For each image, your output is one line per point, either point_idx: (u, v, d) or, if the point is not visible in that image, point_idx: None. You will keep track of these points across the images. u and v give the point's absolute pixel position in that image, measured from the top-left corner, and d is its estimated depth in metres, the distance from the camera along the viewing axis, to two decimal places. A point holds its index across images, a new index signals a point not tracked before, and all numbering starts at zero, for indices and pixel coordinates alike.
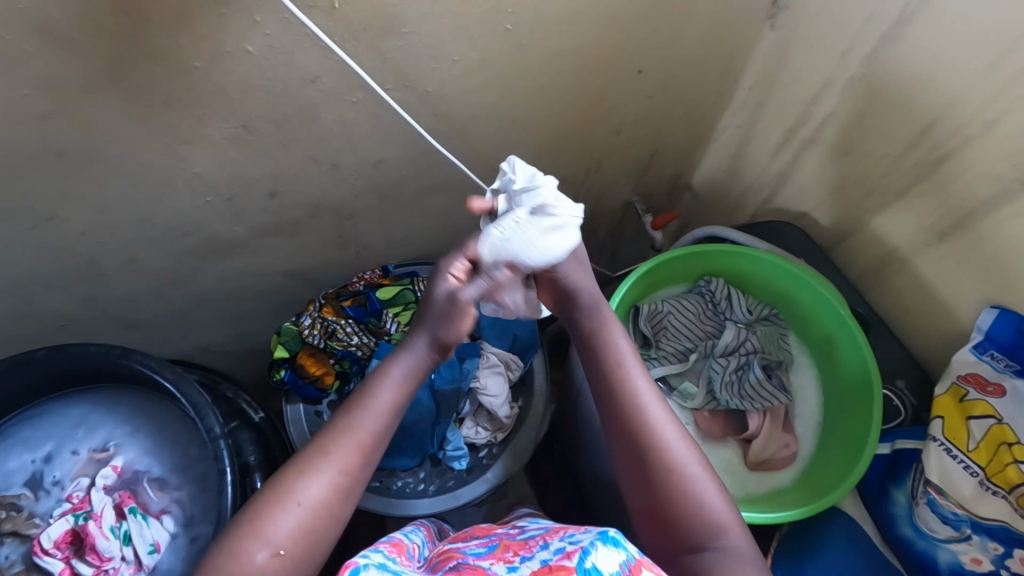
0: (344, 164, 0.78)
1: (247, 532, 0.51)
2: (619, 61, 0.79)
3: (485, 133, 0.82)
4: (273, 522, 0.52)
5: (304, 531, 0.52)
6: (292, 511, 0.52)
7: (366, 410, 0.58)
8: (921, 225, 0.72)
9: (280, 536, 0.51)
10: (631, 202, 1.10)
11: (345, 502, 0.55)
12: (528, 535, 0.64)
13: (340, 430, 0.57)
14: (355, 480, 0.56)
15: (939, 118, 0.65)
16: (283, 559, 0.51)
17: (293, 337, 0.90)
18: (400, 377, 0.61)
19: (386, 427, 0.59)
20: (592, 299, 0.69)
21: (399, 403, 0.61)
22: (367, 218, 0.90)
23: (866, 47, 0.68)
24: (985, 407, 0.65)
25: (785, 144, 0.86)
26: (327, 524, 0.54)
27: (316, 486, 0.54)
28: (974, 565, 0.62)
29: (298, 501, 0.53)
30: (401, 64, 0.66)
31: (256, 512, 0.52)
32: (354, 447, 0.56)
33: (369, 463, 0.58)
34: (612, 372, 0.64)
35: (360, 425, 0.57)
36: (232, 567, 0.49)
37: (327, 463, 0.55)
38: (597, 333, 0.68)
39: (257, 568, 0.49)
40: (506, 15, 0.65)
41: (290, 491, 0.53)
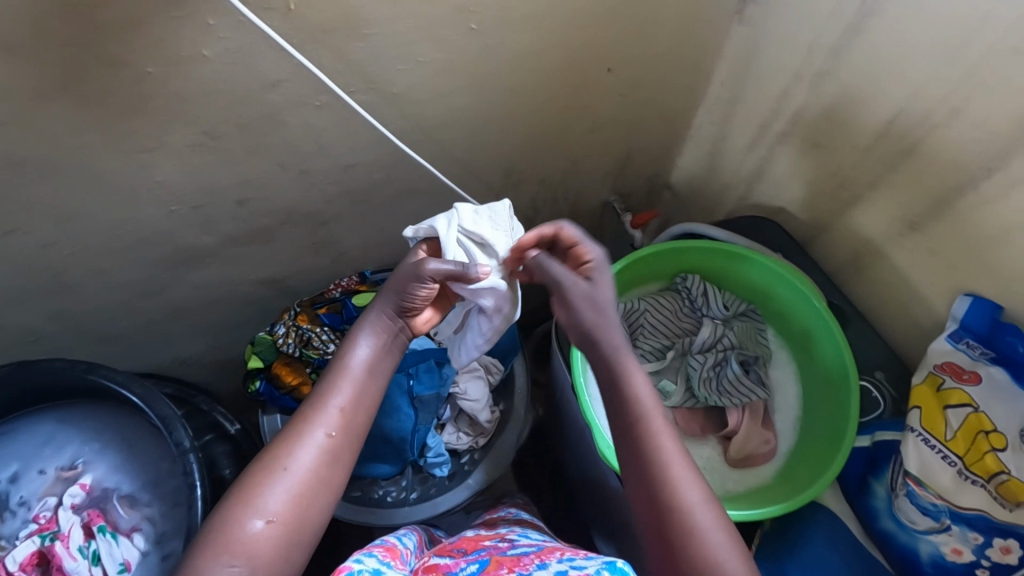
0: (313, 169, 0.76)
1: (238, 503, 0.50)
2: (588, 59, 0.79)
3: (457, 135, 0.81)
4: (261, 494, 0.51)
5: (294, 500, 0.52)
6: (280, 479, 0.52)
7: (342, 374, 0.59)
8: (893, 215, 0.72)
9: (272, 504, 0.51)
10: (610, 202, 1.10)
11: (336, 465, 0.55)
12: (520, 551, 0.63)
13: (326, 393, 0.57)
14: (344, 441, 0.56)
15: (905, 108, 0.64)
16: (278, 527, 0.50)
17: (268, 347, 0.89)
18: (372, 336, 0.62)
19: (367, 386, 0.59)
20: (614, 343, 0.60)
21: (379, 360, 0.62)
22: (342, 224, 0.89)
23: (832, 40, 0.68)
24: (961, 396, 0.64)
25: (759, 139, 0.86)
26: (320, 488, 0.53)
27: (305, 451, 0.54)
28: (955, 556, 0.61)
29: (286, 469, 0.52)
30: (364, 66, 0.65)
31: (245, 484, 0.52)
32: (333, 410, 0.56)
33: (356, 424, 0.57)
34: (631, 417, 0.56)
35: (336, 390, 0.57)
36: (221, 539, 0.49)
37: (310, 429, 0.55)
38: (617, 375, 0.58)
39: (251, 538, 0.49)
40: (469, 15, 0.65)
41: (276, 459, 0.53)
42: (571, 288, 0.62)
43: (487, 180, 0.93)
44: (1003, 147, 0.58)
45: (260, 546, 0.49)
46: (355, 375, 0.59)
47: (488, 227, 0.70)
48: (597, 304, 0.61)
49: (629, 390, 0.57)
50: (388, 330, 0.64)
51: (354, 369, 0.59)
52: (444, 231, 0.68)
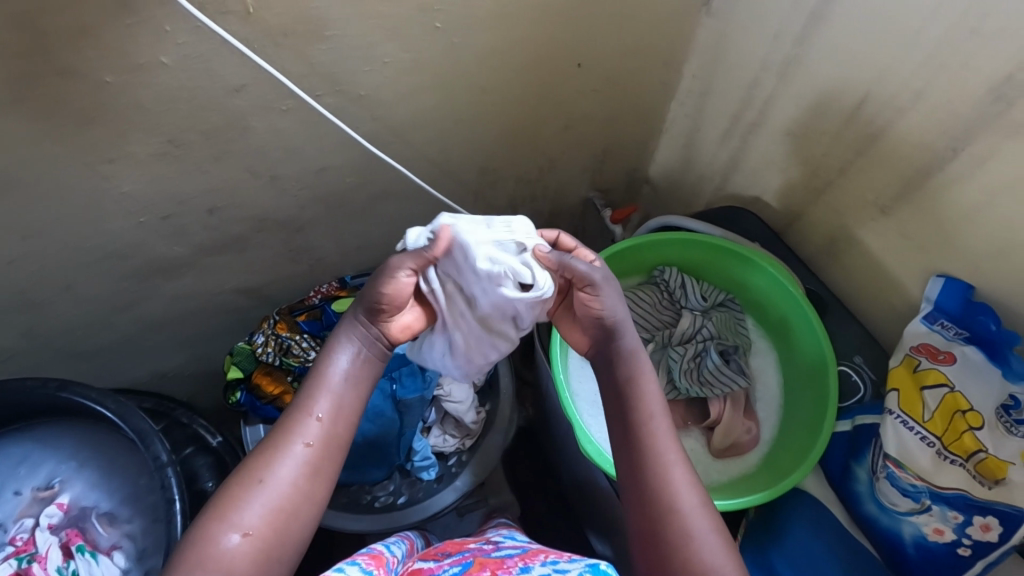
0: (284, 175, 0.76)
1: (215, 517, 0.50)
2: (556, 55, 0.79)
3: (430, 136, 0.81)
4: (237, 506, 0.50)
5: (272, 513, 0.51)
6: (257, 492, 0.51)
7: (320, 383, 0.57)
8: (863, 199, 0.72)
9: (250, 519, 0.50)
10: (589, 197, 1.11)
11: (316, 476, 0.54)
12: (504, 553, 0.62)
13: (305, 401, 0.56)
14: (324, 454, 0.55)
15: (870, 92, 0.65)
16: (254, 541, 0.50)
17: (246, 357, 0.88)
18: (354, 344, 0.59)
19: (347, 394, 0.58)
20: (634, 340, 0.62)
21: (360, 367, 0.59)
22: (317, 229, 0.88)
23: (797, 27, 0.69)
24: (937, 376, 0.64)
25: (732, 129, 0.86)
26: (299, 501, 0.53)
27: (283, 464, 0.53)
28: (937, 536, 0.61)
29: (263, 481, 0.52)
30: (329, 69, 0.64)
31: (222, 498, 0.51)
32: (312, 420, 0.55)
33: (337, 434, 0.56)
34: (636, 417, 0.57)
35: (315, 400, 0.56)
36: (200, 552, 0.48)
37: (288, 441, 0.54)
38: (629, 376, 0.60)
39: (227, 553, 0.49)
40: (433, 14, 0.64)
41: (252, 471, 0.52)
42: (604, 281, 0.62)
43: (464, 180, 0.93)
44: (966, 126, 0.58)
45: (237, 561, 0.49)
46: (333, 384, 0.57)
47: None
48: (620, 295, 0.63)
49: (641, 387, 0.59)
50: (363, 338, 0.59)
51: (332, 377, 0.57)
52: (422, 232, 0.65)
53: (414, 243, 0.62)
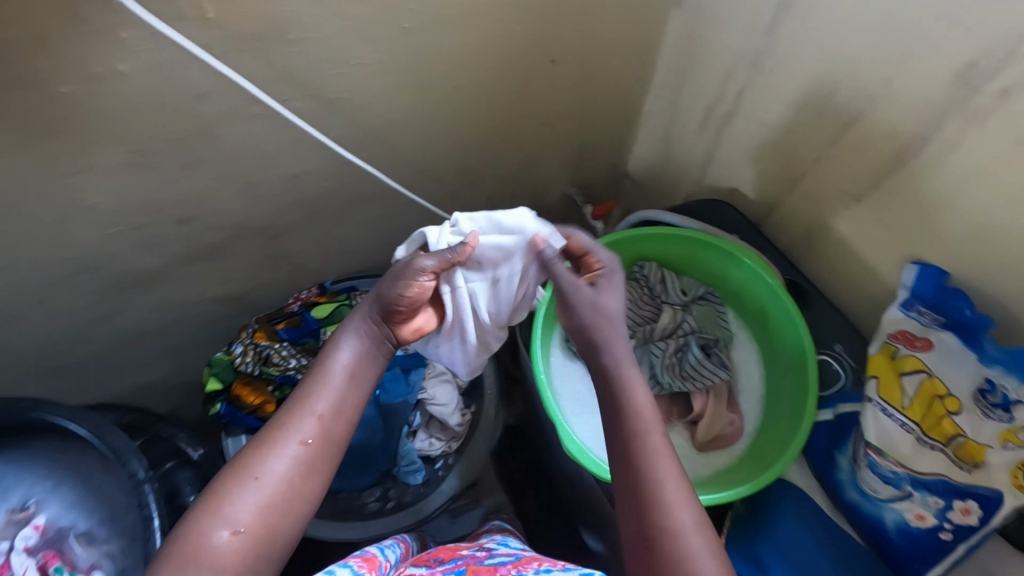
0: (257, 183, 0.74)
1: (206, 512, 0.49)
2: (529, 53, 0.78)
3: (404, 138, 0.80)
4: (231, 501, 0.50)
5: (264, 509, 0.51)
6: (251, 488, 0.51)
7: (321, 380, 0.57)
8: (837, 189, 0.72)
9: (242, 515, 0.50)
10: (570, 194, 1.11)
11: (311, 473, 0.53)
12: (498, 560, 0.62)
13: (304, 397, 0.56)
14: (321, 451, 0.54)
15: (840, 82, 0.64)
16: (245, 538, 0.49)
17: (225, 367, 0.87)
18: (355, 340, 0.59)
19: (347, 391, 0.57)
20: (617, 356, 0.59)
21: (360, 363, 0.59)
22: (296, 236, 0.87)
23: (767, 18, 0.69)
24: (914, 362, 0.64)
25: (708, 122, 0.86)
26: (293, 498, 0.52)
27: (279, 460, 0.52)
28: (919, 522, 0.62)
29: (258, 477, 0.51)
30: (297, 74, 0.63)
31: (215, 492, 0.51)
32: (310, 417, 0.55)
33: (335, 432, 0.56)
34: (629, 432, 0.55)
35: (315, 397, 0.56)
36: (190, 545, 0.48)
37: (286, 437, 0.54)
38: (619, 391, 0.57)
39: (217, 549, 0.48)
40: (401, 14, 0.63)
41: (249, 467, 0.52)
42: (594, 295, 0.60)
43: (442, 181, 0.92)
44: None
45: (225, 559, 0.48)
46: (333, 381, 0.57)
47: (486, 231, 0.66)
48: (610, 309, 0.60)
49: (632, 402, 0.57)
50: (372, 337, 0.60)
51: (334, 372, 0.57)
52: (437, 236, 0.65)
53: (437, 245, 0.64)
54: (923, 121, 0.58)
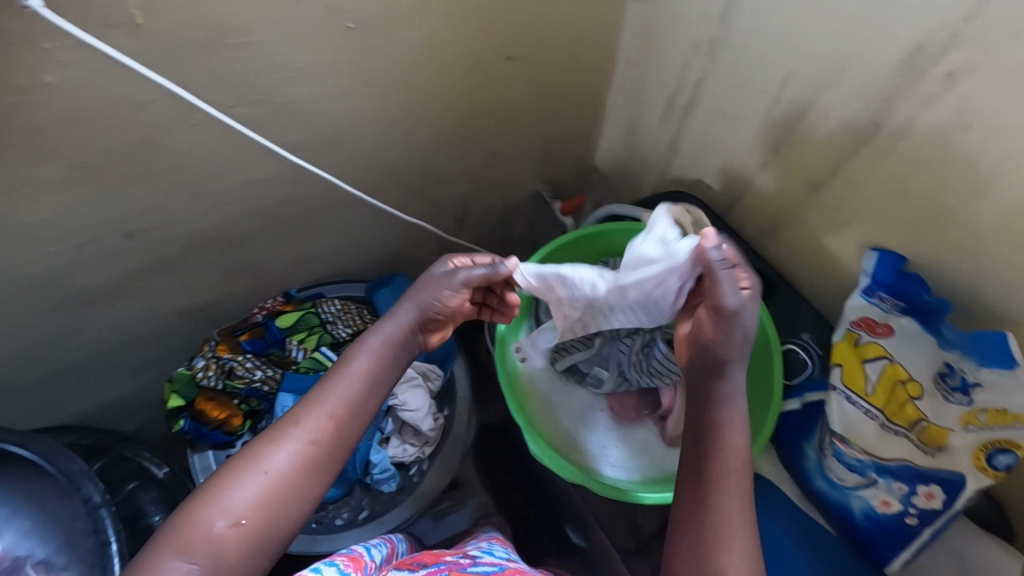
0: (208, 193, 0.72)
1: (208, 499, 0.51)
2: (484, 47, 0.76)
3: (362, 141, 0.78)
4: (234, 490, 0.52)
5: (264, 501, 0.52)
6: (255, 480, 0.52)
7: (340, 381, 0.59)
8: (795, 177, 0.71)
9: (243, 505, 0.51)
10: (538, 190, 1.11)
11: (314, 472, 0.55)
12: (481, 569, 0.61)
13: (322, 396, 0.58)
14: (327, 451, 0.56)
15: (791, 71, 0.64)
16: (243, 530, 0.51)
17: (187, 384, 0.84)
18: (382, 344, 0.62)
19: (360, 393, 0.59)
20: (730, 386, 0.59)
21: (381, 366, 0.61)
22: (256, 244, 0.85)
23: (719, 7, 0.68)
24: (876, 349, 0.63)
25: (670, 114, 0.86)
26: (293, 494, 0.54)
27: (284, 454, 0.54)
28: (885, 508, 0.62)
29: (264, 469, 0.53)
30: (240, 79, 0.61)
31: (221, 478, 0.53)
32: (323, 415, 0.57)
33: (344, 432, 0.57)
34: (718, 468, 0.55)
35: (331, 395, 0.58)
36: (188, 531, 0.50)
37: (296, 431, 0.55)
38: (715, 427, 0.57)
39: (213, 537, 0.50)
40: (344, 13, 0.61)
41: (256, 458, 0.54)
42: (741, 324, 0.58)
43: (405, 183, 0.90)
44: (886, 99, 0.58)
45: (219, 550, 0.50)
46: (353, 383, 0.59)
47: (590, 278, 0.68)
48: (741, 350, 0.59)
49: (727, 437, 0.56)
50: (400, 343, 0.63)
51: (351, 372, 0.59)
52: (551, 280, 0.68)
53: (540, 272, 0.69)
54: (873, 107, 0.58)
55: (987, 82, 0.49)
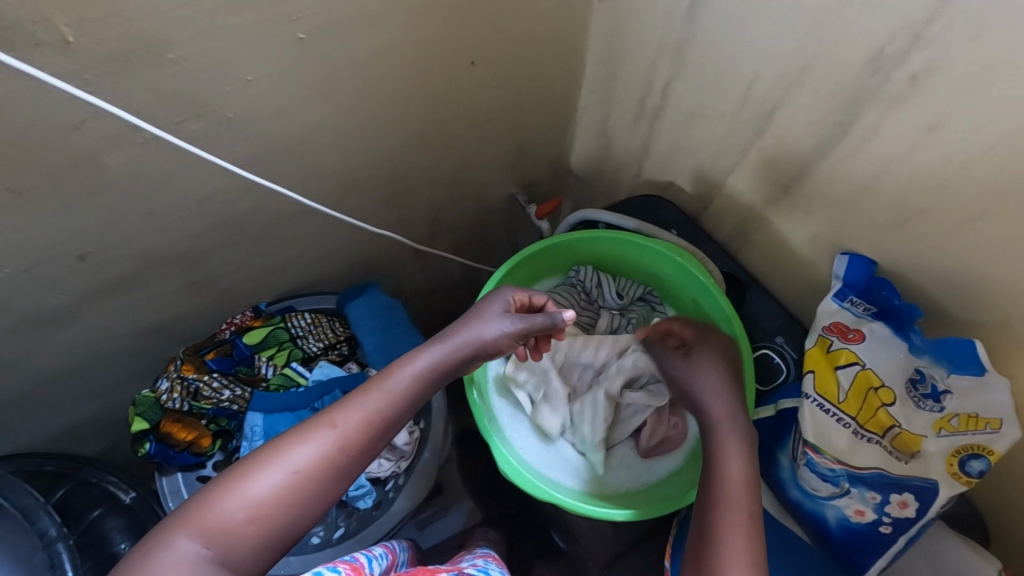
0: (161, 211, 0.70)
1: (235, 482, 0.57)
2: (446, 54, 0.73)
3: (323, 153, 0.76)
4: (260, 476, 0.58)
5: (282, 492, 0.58)
6: (280, 470, 0.58)
7: (374, 391, 0.65)
8: (766, 181, 0.70)
9: (263, 491, 0.57)
10: (513, 194, 1.09)
11: (328, 475, 0.60)
12: None
13: (356, 405, 0.63)
14: (344, 456, 0.61)
15: (756, 74, 0.62)
16: (257, 518, 0.56)
17: (151, 406, 0.82)
18: (419, 363, 0.68)
19: (387, 407, 0.64)
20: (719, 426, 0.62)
21: (416, 390, 0.67)
22: (218, 260, 0.82)
23: (683, 9, 0.66)
24: (848, 355, 0.62)
25: (641, 117, 0.84)
26: (306, 490, 0.59)
27: (309, 450, 0.60)
28: (859, 517, 0.61)
29: (290, 463, 0.59)
30: (183, 95, 0.59)
31: (250, 465, 0.59)
32: (353, 420, 0.62)
33: (362, 442, 0.62)
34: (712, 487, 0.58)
35: (363, 402, 0.64)
36: (210, 508, 0.56)
37: (324, 429, 0.61)
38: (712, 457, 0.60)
39: (228, 520, 0.55)
40: (293, 24, 0.58)
41: (285, 451, 0.60)
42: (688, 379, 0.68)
43: (372, 192, 0.88)
44: None
45: (233, 539, 0.55)
46: (386, 395, 0.65)
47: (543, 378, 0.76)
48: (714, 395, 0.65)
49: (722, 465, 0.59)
50: (436, 366, 0.68)
51: (391, 387, 0.66)
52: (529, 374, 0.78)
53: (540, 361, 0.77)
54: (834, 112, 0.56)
55: (949, 89, 0.46)
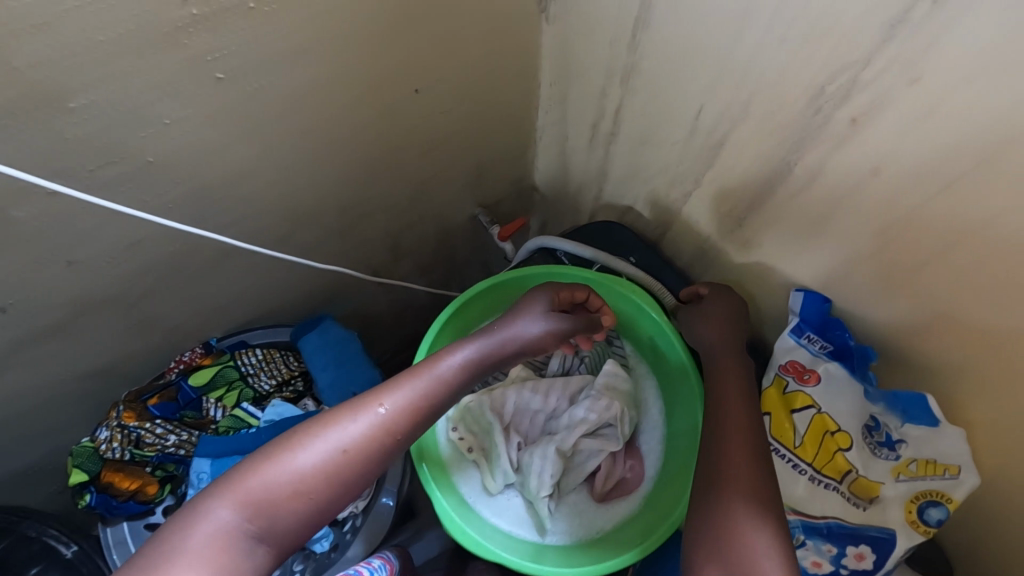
0: (85, 259, 0.66)
1: (280, 454, 0.58)
2: (386, 84, 0.70)
3: (261, 190, 0.72)
4: (306, 451, 0.58)
5: (324, 470, 0.58)
6: (327, 446, 0.58)
7: (424, 375, 0.65)
8: (721, 211, 0.67)
9: (307, 466, 0.57)
10: (476, 215, 1.05)
11: (368, 457, 0.60)
12: None
13: (403, 389, 0.63)
14: (386, 440, 0.61)
15: (704, 104, 0.59)
16: (301, 494, 0.57)
17: (90, 456, 0.78)
18: (465, 350, 0.68)
19: (432, 395, 0.64)
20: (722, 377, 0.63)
21: (462, 380, 0.67)
22: (157, 302, 0.78)
23: (627, 36, 0.63)
24: (804, 398, 0.59)
25: (596, 139, 0.81)
26: (346, 471, 0.59)
27: (356, 426, 0.60)
28: (815, 569, 0.57)
29: (337, 440, 0.59)
30: (92, 141, 0.55)
31: (295, 438, 0.59)
32: (399, 404, 0.62)
33: (402, 428, 0.62)
34: (727, 434, 0.57)
35: (410, 386, 0.64)
36: (258, 476, 0.57)
37: (372, 407, 0.61)
38: (721, 406, 0.60)
39: (273, 491, 0.56)
40: (209, 64, 0.55)
41: (329, 426, 0.60)
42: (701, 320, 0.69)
43: (321, 223, 0.84)
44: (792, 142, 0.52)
45: (276, 512, 0.56)
46: (433, 381, 0.65)
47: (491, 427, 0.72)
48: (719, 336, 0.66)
49: (728, 413, 0.59)
50: (482, 356, 0.68)
51: (439, 374, 0.65)
52: (478, 422, 0.73)
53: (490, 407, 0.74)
54: (782, 147, 0.54)
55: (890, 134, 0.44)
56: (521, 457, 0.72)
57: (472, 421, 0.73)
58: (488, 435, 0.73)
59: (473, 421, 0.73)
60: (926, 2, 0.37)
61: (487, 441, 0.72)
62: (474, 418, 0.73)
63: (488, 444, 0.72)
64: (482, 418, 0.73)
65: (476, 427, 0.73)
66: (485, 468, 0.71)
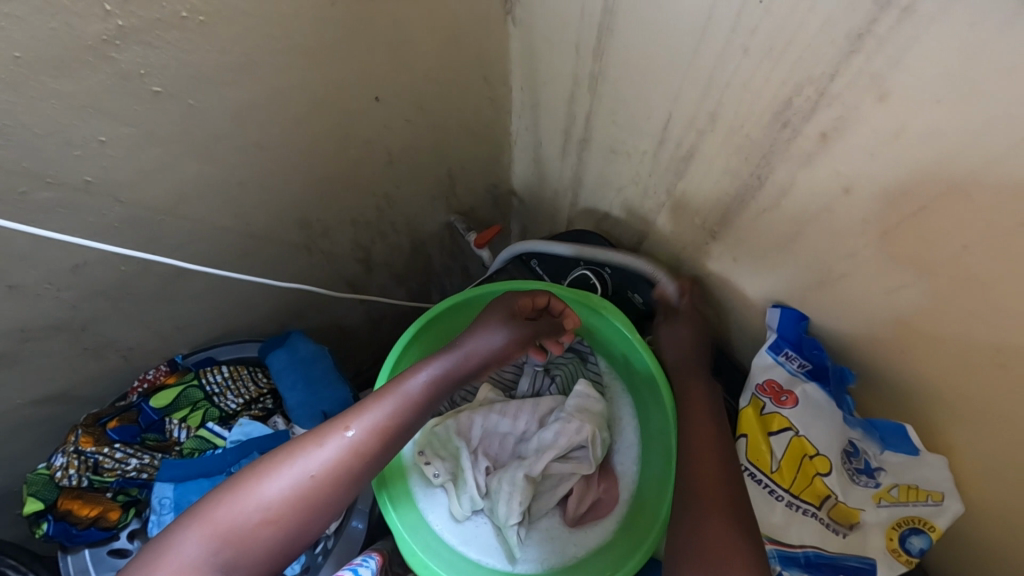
0: (26, 284, 0.62)
1: (249, 482, 0.55)
2: (342, 93, 0.66)
3: (214, 206, 0.68)
4: (274, 479, 0.56)
5: (296, 495, 0.56)
6: (294, 473, 0.56)
7: (393, 394, 0.63)
8: (695, 223, 0.63)
9: (276, 496, 0.55)
10: (451, 222, 1.02)
11: (340, 480, 0.58)
12: None
13: (374, 409, 0.61)
14: (357, 462, 0.59)
15: (672, 114, 0.56)
16: (272, 524, 0.55)
17: (46, 484, 0.76)
18: (431, 365, 0.66)
19: (401, 412, 0.62)
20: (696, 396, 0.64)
21: (431, 396, 0.65)
22: (110, 324, 0.74)
23: (591, 41, 0.59)
24: (780, 420, 0.57)
25: (567, 146, 0.77)
26: (319, 496, 0.57)
27: (325, 450, 0.58)
28: None
29: (305, 467, 0.57)
30: (18, 164, 0.52)
31: (263, 465, 0.56)
32: (367, 424, 0.60)
33: (371, 450, 0.60)
34: (705, 448, 0.58)
35: (377, 406, 0.61)
36: (226, 505, 0.54)
37: (340, 428, 0.59)
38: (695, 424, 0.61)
39: (243, 523, 0.54)
40: (142, 78, 0.51)
41: (298, 452, 0.57)
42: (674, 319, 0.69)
43: (283, 237, 0.80)
44: (760, 155, 0.49)
45: (247, 543, 0.54)
46: (401, 398, 0.63)
47: (460, 452, 0.71)
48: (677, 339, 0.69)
49: (702, 427, 0.60)
50: (449, 370, 0.66)
51: (407, 391, 0.63)
52: (445, 447, 0.72)
53: (458, 432, 0.73)
54: (754, 160, 0.50)
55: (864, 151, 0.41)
56: (489, 482, 0.70)
57: (438, 446, 0.72)
58: (455, 461, 0.71)
59: (439, 447, 0.71)
60: (895, 9, 0.34)
61: (454, 466, 0.71)
62: (441, 443, 0.72)
63: (455, 470, 0.70)
64: (450, 443, 0.72)
65: (443, 451, 0.72)
66: (452, 494, 0.69)
